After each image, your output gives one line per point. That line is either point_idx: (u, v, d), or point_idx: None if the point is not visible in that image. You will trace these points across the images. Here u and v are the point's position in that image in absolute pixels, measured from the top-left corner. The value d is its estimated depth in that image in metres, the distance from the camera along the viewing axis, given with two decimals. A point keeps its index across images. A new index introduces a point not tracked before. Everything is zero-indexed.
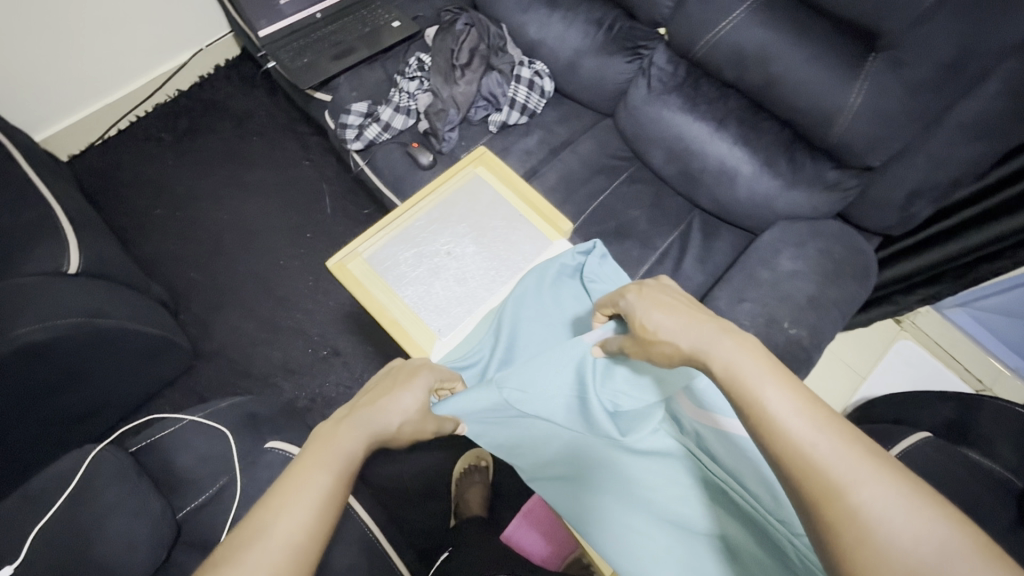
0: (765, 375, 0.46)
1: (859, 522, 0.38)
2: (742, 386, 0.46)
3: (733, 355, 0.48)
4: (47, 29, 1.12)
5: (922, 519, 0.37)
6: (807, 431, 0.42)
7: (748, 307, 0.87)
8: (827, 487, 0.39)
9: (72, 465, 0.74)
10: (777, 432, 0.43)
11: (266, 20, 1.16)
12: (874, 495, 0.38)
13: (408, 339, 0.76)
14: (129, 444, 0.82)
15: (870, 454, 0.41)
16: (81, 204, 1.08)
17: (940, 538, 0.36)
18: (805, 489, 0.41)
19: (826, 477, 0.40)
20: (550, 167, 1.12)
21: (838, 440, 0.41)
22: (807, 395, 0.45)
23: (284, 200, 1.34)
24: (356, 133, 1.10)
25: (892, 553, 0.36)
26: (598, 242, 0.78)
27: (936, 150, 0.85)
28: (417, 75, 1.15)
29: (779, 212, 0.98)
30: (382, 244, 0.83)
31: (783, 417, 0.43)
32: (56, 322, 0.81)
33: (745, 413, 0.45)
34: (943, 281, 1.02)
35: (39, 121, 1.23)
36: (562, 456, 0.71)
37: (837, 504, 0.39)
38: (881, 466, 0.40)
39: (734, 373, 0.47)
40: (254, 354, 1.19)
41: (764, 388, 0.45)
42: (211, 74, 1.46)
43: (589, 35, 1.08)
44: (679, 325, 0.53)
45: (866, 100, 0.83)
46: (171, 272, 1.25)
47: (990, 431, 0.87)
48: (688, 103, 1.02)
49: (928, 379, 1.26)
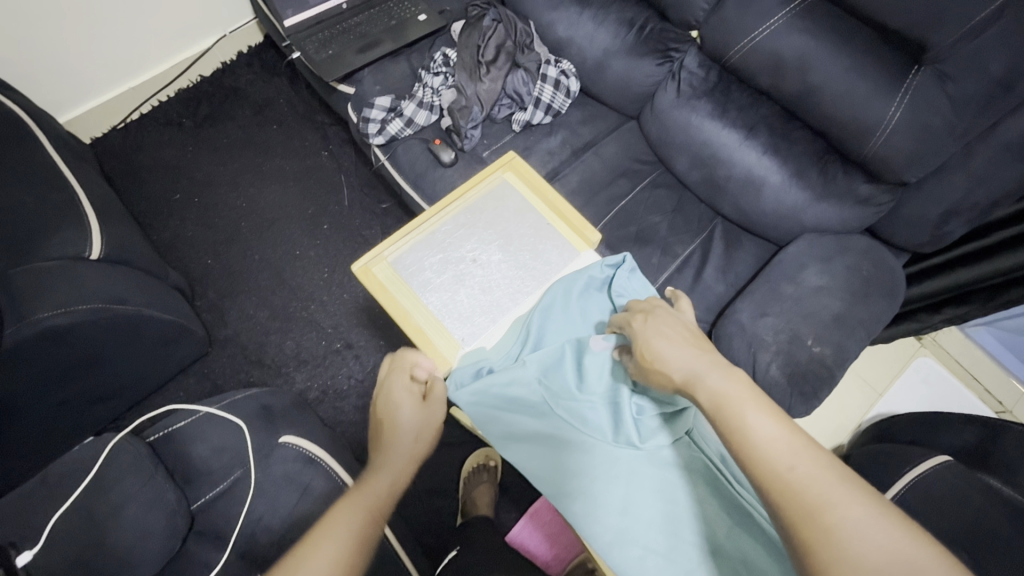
0: (746, 399, 0.46)
1: (835, 542, 0.38)
2: (726, 411, 0.46)
3: (722, 383, 0.49)
4: (75, 11, 1.12)
5: (898, 540, 0.37)
6: (783, 453, 0.43)
7: (770, 323, 0.85)
8: (805, 508, 0.40)
9: (91, 454, 0.75)
10: (756, 455, 0.43)
11: (292, 10, 1.14)
12: (850, 516, 0.38)
13: (432, 348, 0.75)
14: (145, 433, 0.83)
15: (848, 479, 0.41)
16: (103, 189, 1.08)
17: (916, 560, 0.36)
18: (783, 511, 0.40)
19: (803, 498, 0.40)
20: (572, 168, 1.10)
21: (816, 463, 0.41)
22: (788, 421, 0.45)
23: (301, 190, 1.34)
24: (379, 127, 1.09)
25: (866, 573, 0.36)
26: (628, 255, 0.78)
27: (978, 169, 0.82)
28: (441, 70, 1.13)
29: (805, 224, 0.96)
30: (407, 249, 0.82)
31: (763, 439, 0.43)
32: (78, 308, 0.81)
33: (728, 439, 0.45)
34: (971, 302, 0.99)
35: (64, 104, 1.24)
36: (561, 451, 0.67)
37: (815, 525, 0.39)
38: (857, 490, 0.40)
39: (721, 397, 0.48)
40: (267, 344, 1.19)
41: (746, 414, 0.45)
42: (234, 60, 1.45)
43: (620, 36, 1.06)
44: (678, 348, 0.54)
45: (906, 114, 0.81)
46: (188, 258, 1.26)
47: (1013, 460, 0.84)
48: (718, 110, 1.00)
49: (948, 399, 1.23)
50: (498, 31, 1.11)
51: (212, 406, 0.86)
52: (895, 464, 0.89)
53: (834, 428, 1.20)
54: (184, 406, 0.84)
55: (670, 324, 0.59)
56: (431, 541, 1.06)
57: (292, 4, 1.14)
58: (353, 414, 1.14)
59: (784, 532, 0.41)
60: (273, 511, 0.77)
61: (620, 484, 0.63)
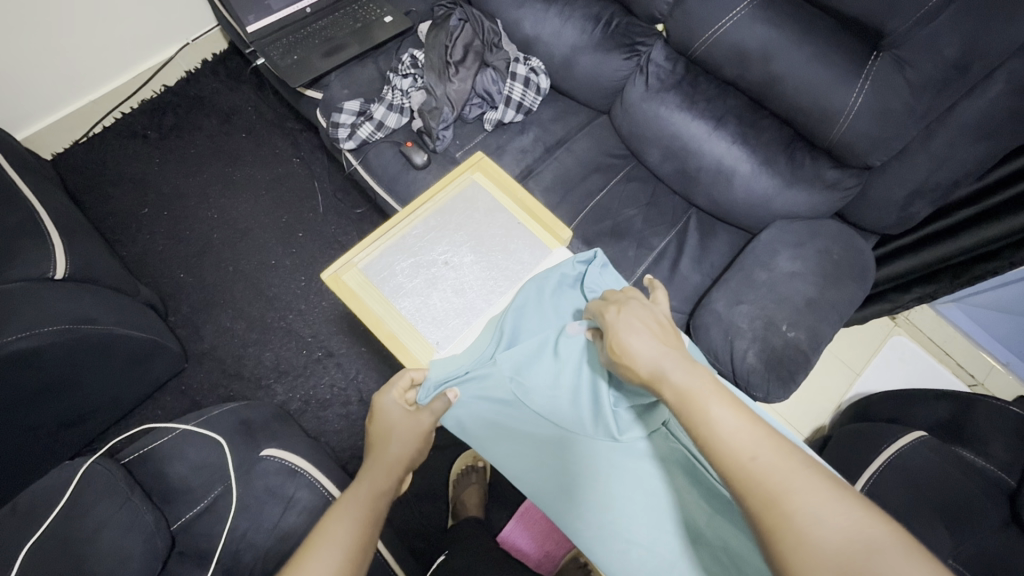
0: (710, 393, 0.47)
1: (795, 527, 0.38)
2: (692, 405, 0.47)
3: (686, 378, 0.49)
4: (30, 25, 1.09)
5: (855, 521, 0.37)
6: (746, 444, 0.43)
7: (745, 310, 0.87)
8: (767, 497, 0.40)
9: (64, 479, 0.73)
10: (719, 447, 0.44)
11: (254, 15, 1.14)
12: (809, 501, 0.39)
13: (406, 354, 0.75)
14: (119, 455, 0.81)
15: (810, 466, 0.41)
16: (67, 206, 1.05)
17: (875, 538, 0.37)
18: (748, 499, 0.41)
19: (766, 486, 0.41)
20: (545, 166, 1.10)
21: (776, 451, 0.42)
22: (750, 412, 0.46)
23: (274, 198, 1.32)
24: (349, 132, 1.08)
25: (826, 553, 0.37)
26: (600, 251, 0.78)
27: (938, 150, 0.85)
28: (410, 72, 1.12)
29: (776, 211, 0.98)
30: (377, 254, 0.81)
31: (726, 432, 0.44)
32: (44, 330, 0.79)
33: (695, 434, 0.46)
34: (939, 281, 1.01)
35: (20, 119, 1.20)
36: (538, 449, 0.68)
37: (777, 512, 0.40)
38: (818, 477, 0.41)
39: (686, 393, 0.48)
40: (245, 356, 1.17)
41: (709, 407, 0.46)
42: (198, 68, 1.42)
43: (586, 31, 1.06)
44: (646, 342, 0.54)
45: (867, 99, 0.82)
46: (159, 273, 1.23)
47: (984, 431, 0.87)
48: (686, 102, 1.00)
49: (922, 375, 1.26)
50: (465, 30, 1.11)
51: (189, 423, 0.84)
52: (872, 441, 0.90)
53: (814, 410, 1.23)
54: (156, 422, 0.82)
55: (642, 314, 0.58)
56: (420, 546, 1.05)
57: (254, 10, 1.14)
58: (337, 422, 1.13)
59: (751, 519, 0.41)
60: (257, 526, 0.76)
61: (596, 479, 0.64)
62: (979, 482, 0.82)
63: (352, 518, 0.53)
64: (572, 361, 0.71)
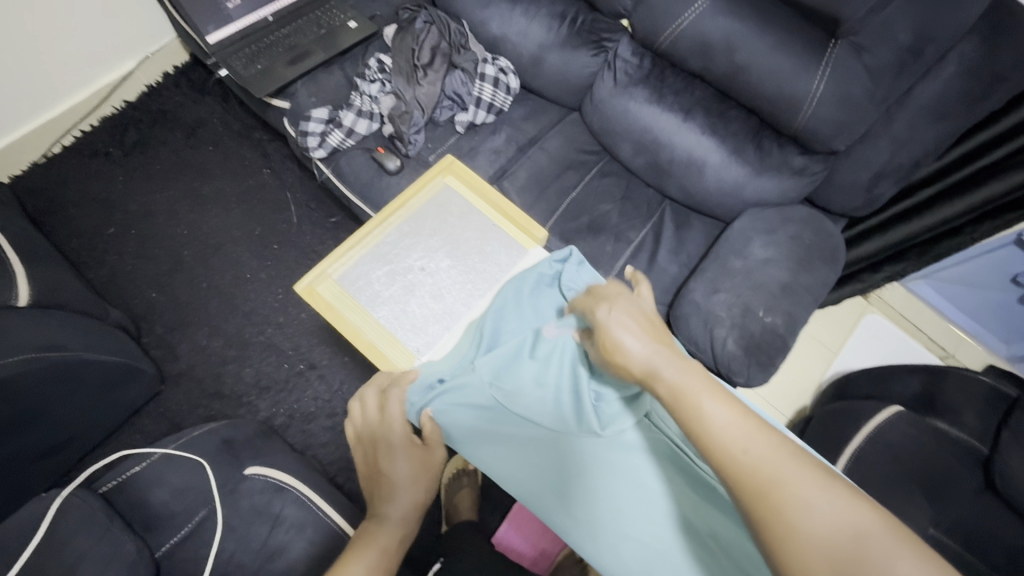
0: (702, 389, 0.47)
1: (789, 519, 0.39)
2: (684, 401, 0.47)
3: (678, 375, 0.49)
4: None
5: (845, 511, 0.39)
6: (738, 438, 0.44)
7: (722, 299, 0.88)
8: (761, 490, 0.41)
9: (37, 514, 0.70)
10: (712, 442, 0.44)
11: (214, 25, 1.10)
12: (800, 493, 0.40)
13: (387, 362, 0.77)
14: (96, 483, 0.78)
15: (802, 456, 0.42)
16: (26, 230, 1.01)
17: (866, 526, 0.38)
18: (743, 492, 0.42)
19: (758, 480, 0.41)
20: (519, 165, 1.10)
21: (768, 445, 0.43)
22: (741, 405, 0.46)
23: (245, 211, 1.29)
24: (319, 141, 1.07)
25: (815, 543, 0.38)
26: (574, 249, 0.80)
27: (899, 132, 0.87)
28: (378, 77, 1.11)
29: (748, 199, 1.00)
30: (352, 264, 0.82)
31: (718, 426, 0.45)
32: (10, 360, 0.76)
33: (687, 429, 0.46)
34: (907, 259, 1.04)
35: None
36: (525, 450, 0.68)
37: (770, 505, 0.40)
38: (809, 469, 0.41)
39: (679, 389, 0.48)
40: (224, 374, 1.14)
41: (702, 403, 0.46)
42: (159, 82, 1.38)
43: (553, 29, 1.06)
44: (635, 337, 0.54)
45: (829, 86, 0.84)
46: (129, 294, 1.20)
47: (958, 402, 0.90)
48: (655, 95, 1.02)
49: (897, 352, 1.30)
50: (432, 32, 1.11)
51: (168, 446, 0.82)
52: (851, 418, 0.93)
53: (796, 392, 1.25)
54: (134, 447, 0.80)
55: (630, 309, 0.58)
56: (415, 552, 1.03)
57: (213, 19, 1.10)
58: (324, 435, 1.11)
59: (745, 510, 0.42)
60: (245, 546, 0.74)
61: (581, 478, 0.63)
62: (955, 453, 0.85)
63: (368, 564, 0.60)
64: (551, 359, 0.71)
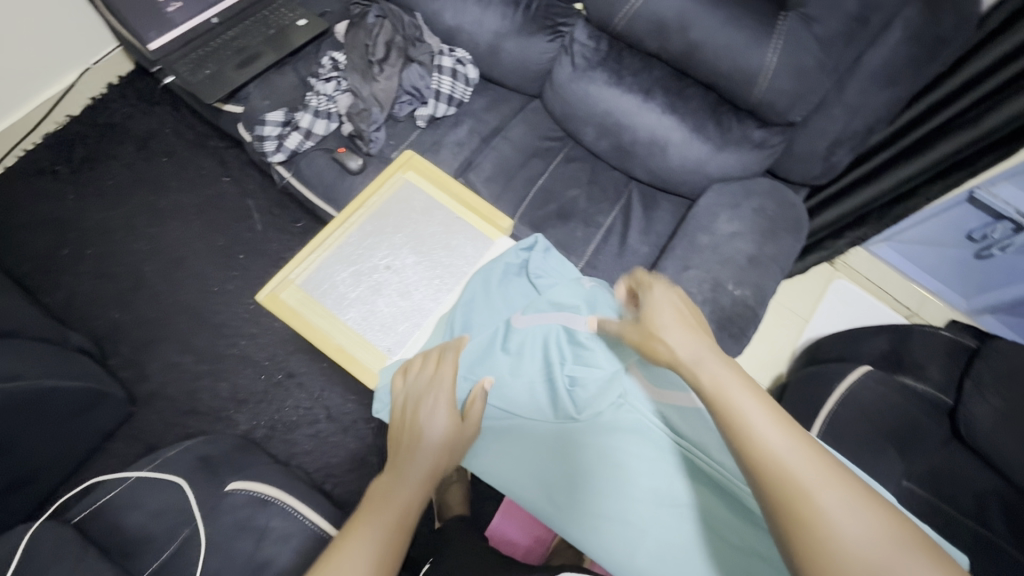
0: (744, 387, 0.48)
1: (815, 520, 0.39)
2: (725, 395, 0.48)
3: (719, 370, 0.50)
4: None
5: (874, 525, 0.38)
6: (776, 436, 0.44)
7: (693, 275, 0.89)
8: (790, 488, 0.41)
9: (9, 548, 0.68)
10: (747, 434, 0.44)
11: (155, 31, 1.07)
12: (829, 499, 0.39)
13: (358, 365, 0.76)
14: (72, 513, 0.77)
15: (840, 471, 0.41)
16: None
17: (891, 542, 0.37)
18: (770, 487, 0.42)
19: (789, 478, 0.41)
20: (484, 156, 1.09)
21: (805, 449, 0.43)
22: (779, 411, 0.46)
23: (207, 222, 1.25)
24: (276, 144, 1.04)
25: (838, 547, 0.37)
26: (540, 238, 0.82)
27: (852, 100, 0.89)
28: (332, 75, 1.09)
29: (711, 175, 1.01)
30: (313, 268, 0.81)
31: (755, 422, 0.45)
32: None
33: (724, 420, 0.47)
34: (868, 223, 1.07)
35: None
36: (511, 440, 0.70)
37: (798, 503, 0.40)
38: (845, 479, 0.41)
39: (721, 382, 0.49)
40: (198, 390, 1.12)
41: (744, 399, 0.46)
42: (105, 93, 1.32)
43: (507, 16, 1.05)
44: (682, 329, 0.56)
45: (782, 57, 0.85)
46: (90, 316, 1.15)
47: (921, 357, 0.93)
48: (614, 77, 1.01)
49: (865, 314, 1.34)
50: (385, 27, 1.09)
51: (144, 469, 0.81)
52: (823, 385, 0.93)
53: (772, 360, 1.28)
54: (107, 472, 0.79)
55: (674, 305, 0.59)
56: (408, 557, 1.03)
57: (155, 25, 1.07)
58: (308, 443, 1.09)
59: (767, 507, 0.42)
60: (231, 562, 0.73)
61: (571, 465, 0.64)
62: (923, 406, 0.88)
63: (384, 522, 0.55)
64: (523, 348, 0.74)
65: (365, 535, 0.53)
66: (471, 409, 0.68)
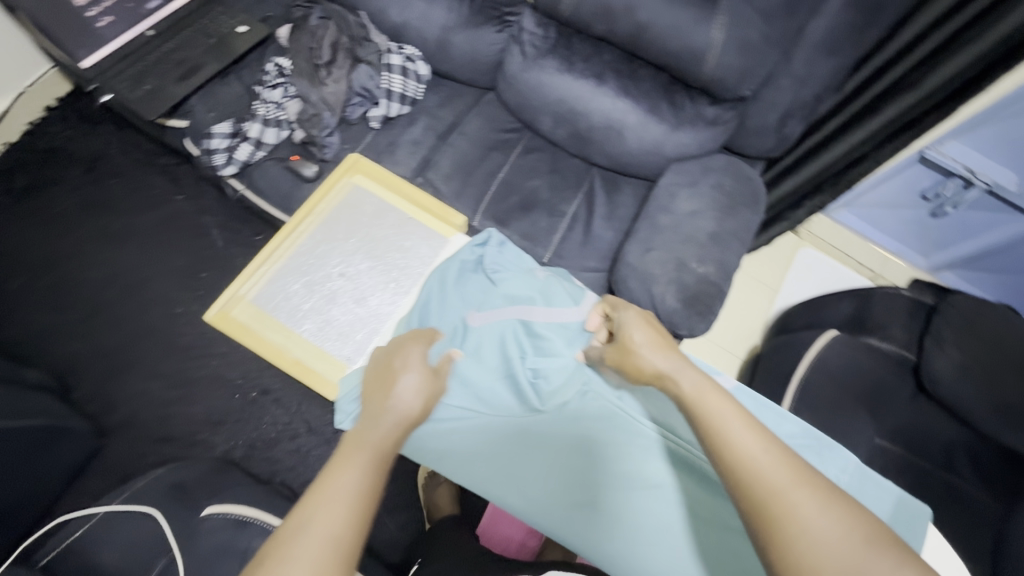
0: (719, 397, 0.53)
1: (789, 521, 0.43)
2: (703, 406, 0.52)
3: (692, 383, 0.55)
4: None
5: (840, 523, 0.43)
6: (753, 443, 0.48)
7: (656, 256, 0.89)
8: (765, 490, 0.45)
9: None
10: (724, 443, 0.49)
11: (86, 49, 1.02)
12: (800, 500, 0.44)
13: (313, 373, 0.84)
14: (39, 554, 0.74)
15: (809, 474, 0.46)
16: None
17: (853, 537, 0.42)
18: (747, 491, 0.46)
19: (764, 484, 0.45)
20: (442, 154, 1.08)
21: (778, 455, 0.47)
22: (753, 419, 0.51)
23: (165, 242, 1.22)
24: (226, 157, 1.02)
25: (811, 546, 0.42)
26: (493, 233, 0.85)
27: (798, 71, 0.90)
28: (278, 82, 1.06)
29: (669, 155, 1.01)
30: (264, 284, 0.88)
31: (735, 431, 0.49)
32: None
33: (703, 430, 0.51)
34: (824, 191, 1.09)
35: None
36: (490, 440, 0.74)
37: (772, 504, 0.44)
38: (813, 483, 0.45)
39: (698, 391, 0.54)
40: (170, 416, 1.09)
41: (721, 408, 0.51)
42: (43, 118, 1.27)
43: (453, 9, 1.03)
44: (652, 340, 0.61)
45: (728, 33, 0.85)
46: (49, 350, 1.12)
47: (884, 318, 0.95)
48: (565, 64, 1.00)
49: (831, 280, 1.37)
50: (329, 28, 1.06)
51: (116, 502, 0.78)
52: (793, 351, 0.95)
53: (745, 333, 1.30)
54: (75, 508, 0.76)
55: (649, 324, 0.64)
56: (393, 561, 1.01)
57: (85, 43, 1.02)
58: (289, 458, 1.08)
59: (744, 510, 0.46)
60: None
61: (540, 463, 0.71)
62: (889, 365, 0.91)
63: (364, 460, 0.53)
64: (475, 344, 0.79)
65: (350, 465, 0.52)
66: (441, 364, 0.70)
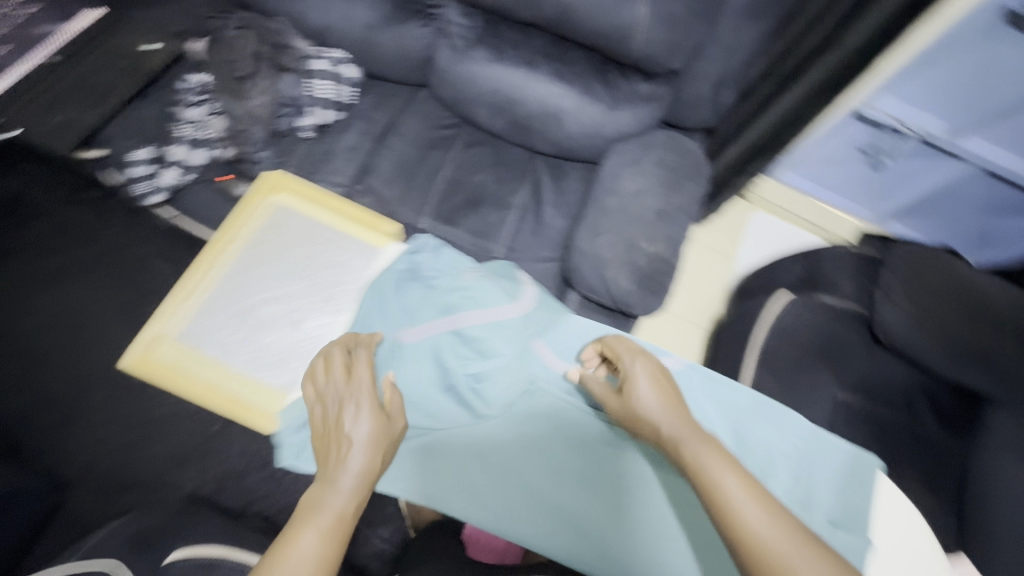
0: (724, 465, 0.58)
1: None
2: (706, 473, 0.58)
3: (696, 445, 0.61)
4: None
5: None
6: (753, 513, 0.54)
7: (606, 240, 0.89)
8: (771, 562, 0.51)
9: None
10: (730, 513, 0.55)
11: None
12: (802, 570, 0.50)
13: (251, 405, 0.82)
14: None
15: (805, 539, 0.53)
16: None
17: None
18: (753, 561, 0.52)
19: (769, 555, 0.51)
20: (381, 157, 1.08)
21: (779, 526, 0.53)
22: (754, 485, 0.57)
23: None
24: (150, 184, 1.07)
25: None
26: (430, 240, 0.88)
27: (725, 41, 0.90)
28: (201, 99, 1.10)
29: (609, 137, 1.00)
30: (186, 319, 0.85)
31: (739, 502, 0.55)
32: None
33: (708, 495, 0.57)
34: (765, 156, 1.10)
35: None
36: (448, 444, 0.81)
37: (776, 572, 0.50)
38: (814, 552, 0.51)
39: (699, 459, 0.59)
40: (125, 462, 1.03)
41: (724, 476, 0.57)
42: None
43: (374, 8, 1.00)
44: (657, 396, 0.66)
45: (652, 8, 0.84)
46: None
47: (834, 275, 0.99)
48: (495, 54, 0.97)
49: (782, 241, 1.42)
50: (250, 37, 1.07)
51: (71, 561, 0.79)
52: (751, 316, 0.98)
53: (707, 302, 1.35)
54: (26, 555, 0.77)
55: (650, 378, 0.69)
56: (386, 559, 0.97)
57: None
58: (262, 486, 1.05)
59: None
60: None
61: (500, 463, 0.80)
62: (845, 321, 0.95)
63: (320, 526, 0.58)
64: (411, 363, 0.81)
65: (311, 532, 0.57)
66: (389, 402, 0.74)
